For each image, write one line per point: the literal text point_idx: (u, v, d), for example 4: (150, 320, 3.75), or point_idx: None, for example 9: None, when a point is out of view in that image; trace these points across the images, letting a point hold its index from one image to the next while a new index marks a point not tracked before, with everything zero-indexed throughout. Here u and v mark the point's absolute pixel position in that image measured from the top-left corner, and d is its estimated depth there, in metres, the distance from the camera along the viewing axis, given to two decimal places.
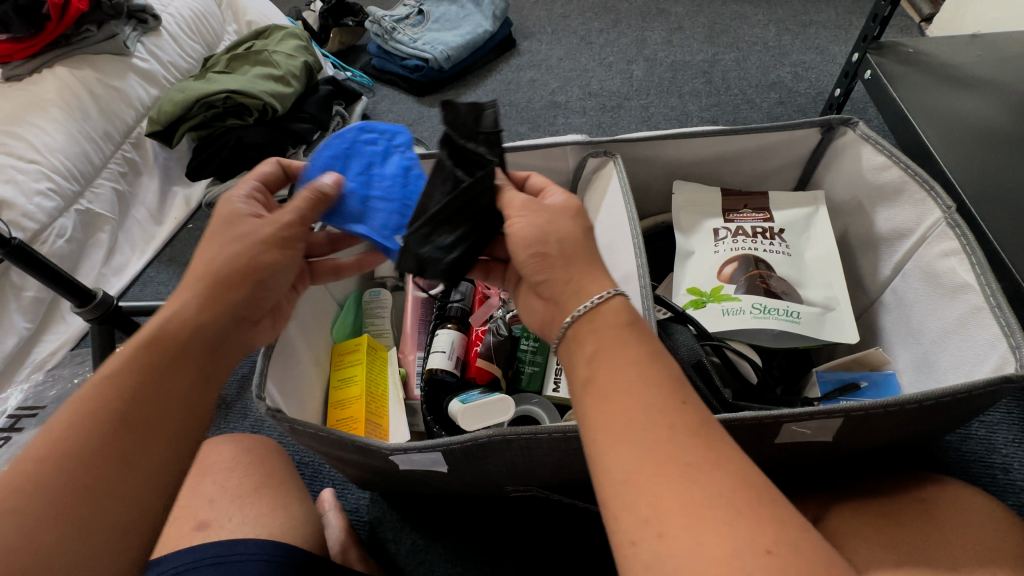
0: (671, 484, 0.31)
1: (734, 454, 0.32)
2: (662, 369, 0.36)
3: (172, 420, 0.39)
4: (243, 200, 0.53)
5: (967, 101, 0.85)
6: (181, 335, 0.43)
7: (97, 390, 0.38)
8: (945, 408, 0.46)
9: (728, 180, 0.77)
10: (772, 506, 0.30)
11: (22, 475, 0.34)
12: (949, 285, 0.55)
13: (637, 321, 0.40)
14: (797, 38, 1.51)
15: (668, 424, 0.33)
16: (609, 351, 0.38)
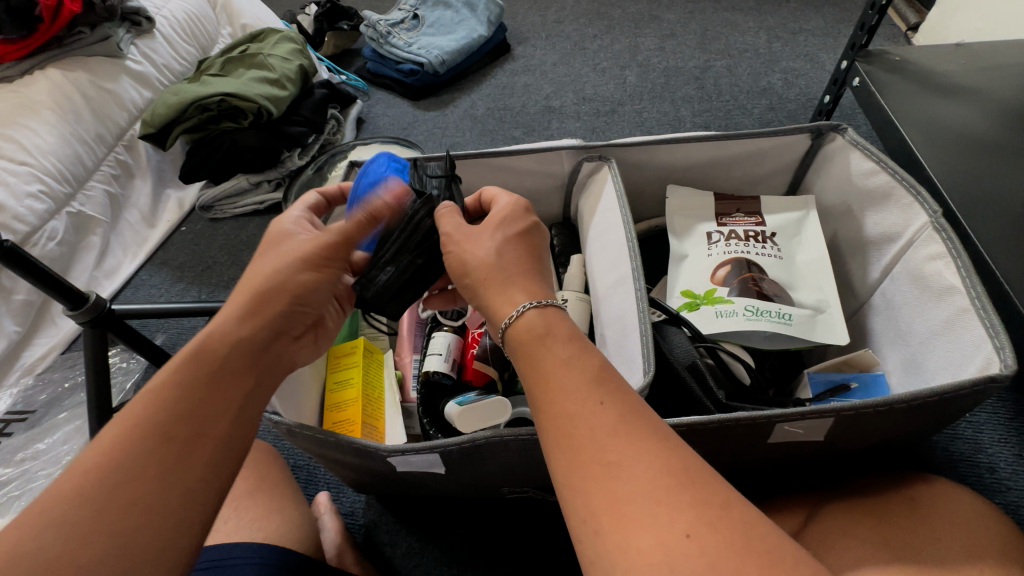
0: (597, 484, 0.33)
1: (656, 442, 0.35)
2: (583, 371, 0.38)
3: (215, 432, 0.41)
4: (293, 221, 0.55)
5: (952, 108, 0.87)
6: (221, 347, 0.45)
7: (142, 405, 0.41)
8: (933, 408, 0.47)
9: (721, 185, 0.79)
10: (694, 488, 0.32)
11: (76, 485, 0.37)
12: (936, 288, 0.56)
13: (554, 328, 0.42)
14: (787, 45, 1.53)
15: (591, 426, 0.36)
16: (534, 363, 0.40)
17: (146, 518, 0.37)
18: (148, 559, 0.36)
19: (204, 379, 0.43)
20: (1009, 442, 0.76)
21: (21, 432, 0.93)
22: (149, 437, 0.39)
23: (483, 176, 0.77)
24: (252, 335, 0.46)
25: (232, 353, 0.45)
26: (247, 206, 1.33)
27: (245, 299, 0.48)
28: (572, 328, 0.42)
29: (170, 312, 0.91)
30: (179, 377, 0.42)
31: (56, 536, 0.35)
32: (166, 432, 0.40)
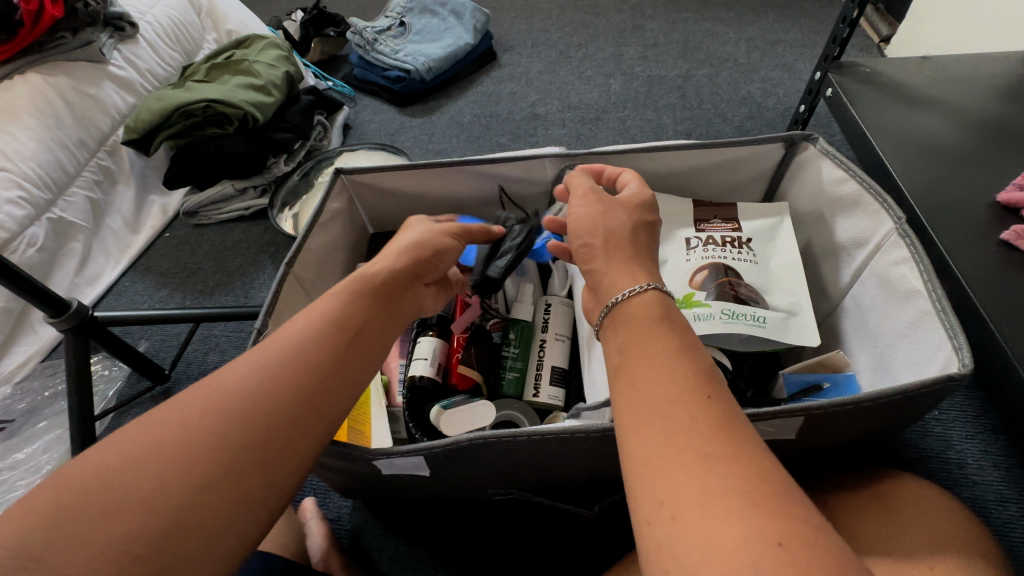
0: (688, 471, 0.33)
1: (756, 450, 0.34)
2: (691, 363, 0.38)
3: (294, 412, 0.41)
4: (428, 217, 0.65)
5: (919, 118, 0.91)
6: (331, 316, 0.47)
7: (308, 321, 0.46)
8: (896, 407, 0.49)
9: (700, 191, 0.81)
10: (790, 502, 0.31)
11: (239, 376, 0.41)
12: (901, 291, 0.58)
13: (668, 314, 0.43)
14: (766, 55, 1.58)
15: (691, 416, 0.35)
16: (637, 339, 0.41)
17: (225, 490, 0.37)
18: (270, 464, 0.39)
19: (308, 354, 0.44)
20: (976, 438, 0.79)
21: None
22: (246, 401, 0.40)
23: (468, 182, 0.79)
24: (383, 288, 0.51)
25: (329, 331, 0.46)
26: (233, 212, 1.32)
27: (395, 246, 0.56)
28: (683, 317, 0.43)
29: (154, 318, 0.91)
30: (289, 342, 0.44)
31: (213, 416, 0.39)
32: (263, 401, 0.41)
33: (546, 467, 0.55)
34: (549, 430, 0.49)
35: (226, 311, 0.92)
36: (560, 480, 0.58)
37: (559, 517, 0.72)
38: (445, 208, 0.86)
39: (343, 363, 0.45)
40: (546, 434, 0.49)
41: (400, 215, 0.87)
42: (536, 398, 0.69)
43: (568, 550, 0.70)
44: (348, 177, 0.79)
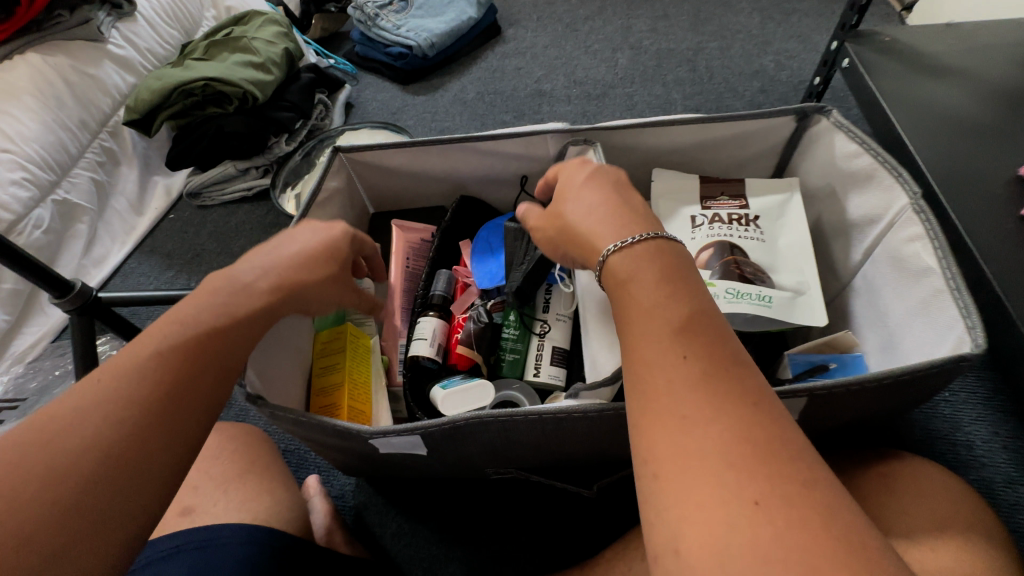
0: (667, 433, 0.33)
1: (740, 404, 0.33)
2: (669, 321, 0.37)
3: (172, 410, 0.38)
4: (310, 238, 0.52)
5: (939, 89, 0.87)
6: (173, 347, 0.40)
7: (196, 322, 0.42)
8: (902, 388, 0.48)
9: (707, 167, 0.78)
10: (772, 458, 0.31)
11: (122, 372, 0.38)
12: (914, 269, 0.56)
13: (644, 271, 0.40)
14: (780, 26, 1.52)
15: (668, 378, 0.35)
16: (623, 303, 0.41)
17: (93, 495, 0.34)
18: (143, 470, 0.36)
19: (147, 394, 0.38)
20: (987, 420, 0.77)
21: (12, 420, 0.94)
22: (104, 420, 0.36)
23: (468, 159, 0.78)
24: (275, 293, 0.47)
25: (169, 364, 0.39)
26: (235, 193, 1.32)
27: (264, 261, 0.48)
28: (661, 269, 0.40)
29: (159, 300, 0.91)
30: (138, 363, 0.39)
31: (87, 417, 0.36)
32: (143, 398, 0.37)
33: (544, 447, 0.54)
34: (546, 409, 0.48)
35: None
36: (559, 459, 0.58)
37: (559, 495, 0.72)
38: (446, 186, 0.84)
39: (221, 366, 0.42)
40: (543, 414, 0.48)
41: (400, 195, 0.86)
42: (537, 377, 0.69)
43: (569, 529, 0.70)
44: (347, 155, 0.78)
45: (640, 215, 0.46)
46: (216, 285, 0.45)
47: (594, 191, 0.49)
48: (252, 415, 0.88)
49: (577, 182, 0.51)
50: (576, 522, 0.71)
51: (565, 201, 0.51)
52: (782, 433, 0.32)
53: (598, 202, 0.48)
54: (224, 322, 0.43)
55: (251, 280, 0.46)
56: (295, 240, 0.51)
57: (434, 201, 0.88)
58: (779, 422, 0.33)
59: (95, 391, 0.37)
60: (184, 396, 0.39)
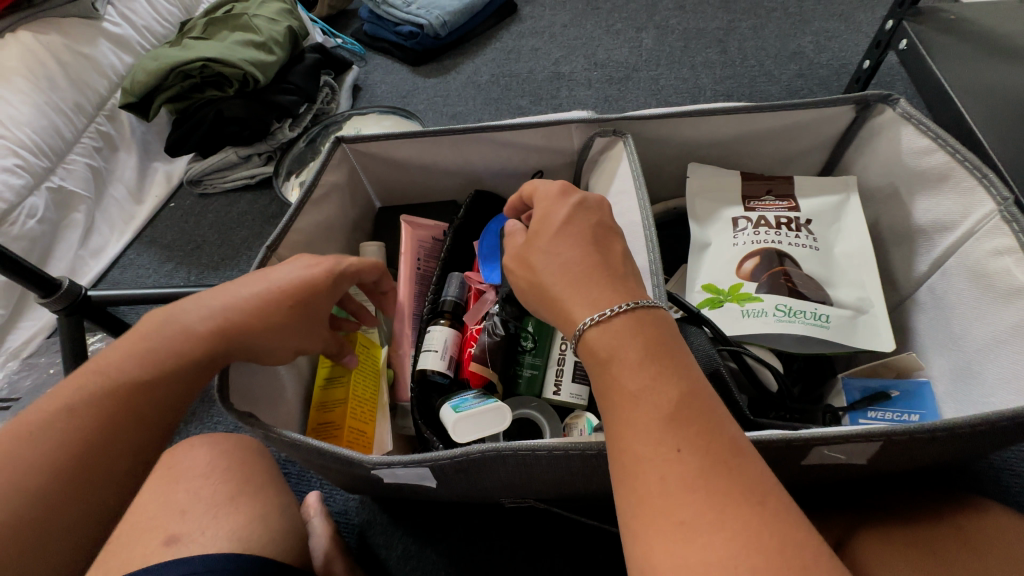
0: (667, 542, 0.30)
1: (744, 504, 0.30)
2: (655, 408, 0.34)
3: (96, 446, 0.44)
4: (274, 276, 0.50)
5: (1016, 75, 0.76)
6: (113, 404, 0.45)
7: (128, 359, 0.46)
8: (990, 435, 0.41)
9: (749, 162, 0.70)
10: (787, 573, 0.28)
11: (67, 409, 0.45)
12: (1003, 288, 0.49)
13: (625, 346, 0.36)
14: (820, 3, 1.40)
15: (663, 478, 0.32)
16: (607, 383, 0.37)
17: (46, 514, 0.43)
18: (86, 491, 0.44)
19: (78, 447, 0.44)
20: None
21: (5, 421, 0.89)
22: (49, 453, 0.43)
23: (483, 150, 0.71)
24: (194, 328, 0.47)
25: (99, 411, 0.45)
26: (237, 181, 1.26)
27: (213, 298, 0.49)
28: (644, 345, 0.36)
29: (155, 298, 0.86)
30: (73, 408, 0.45)
31: (35, 450, 0.43)
32: (79, 437, 0.44)
33: (567, 483, 0.48)
34: (573, 445, 0.42)
35: None
36: (583, 495, 0.52)
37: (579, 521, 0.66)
38: (459, 180, 0.77)
39: (151, 399, 0.46)
40: (568, 449, 0.42)
41: (409, 189, 0.79)
42: (557, 396, 0.62)
43: (589, 560, 0.64)
44: (350, 146, 0.71)
45: (624, 277, 0.41)
46: (155, 327, 0.48)
47: (567, 245, 0.43)
48: None
49: (555, 222, 0.45)
50: (595, 553, 0.65)
51: (538, 248, 0.45)
52: (791, 531, 0.30)
53: (574, 257, 0.42)
54: (163, 377, 0.46)
55: (209, 328, 0.47)
56: (249, 283, 0.49)
57: (446, 196, 0.81)
58: (787, 520, 0.30)
59: (34, 436, 0.44)
60: (113, 439, 0.44)
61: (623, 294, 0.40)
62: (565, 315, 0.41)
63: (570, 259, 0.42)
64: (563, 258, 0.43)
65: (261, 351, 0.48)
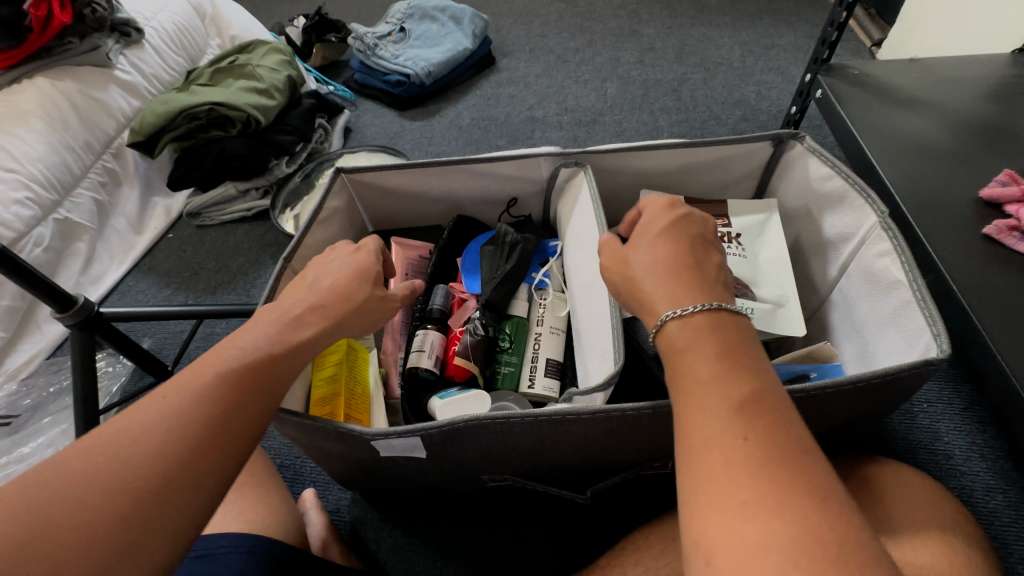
0: (725, 520, 0.32)
1: (804, 496, 0.31)
2: (726, 399, 0.35)
3: (222, 418, 0.42)
4: (319, 277, 0.55)
5: (910, 118, 0.92)
6: (222, 383, 0.43)
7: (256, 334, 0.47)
8: (874, 393, 0.51)
9: (692, 188, 0.83)
10: (841, 566, 0.29)
11: (191, 380, 0.43)
12: (885, 281, 0.60)
13: (705, 342, 0.38)
14: (760, 59, 1.60)
15: (727, 463, 0.33)
16: (679, 373, 0.39)
17: (157, 497, 0.38)
18: (201, 470, 0.40)
19: (194, 424, 0.41)
20: (964, 430, 0.79)
21: (4, 437, 0.93)
22: (165, 428, 0.40)
23: (466, 179, 0.82)
24: (281, 309, 0.50)
25: (226, 383, 0.43)
26: (235, 213, 1.35)
27: (296, 295, 0.52)
28: (719, 343, 0.38)
29: (160, 315, 0.92)
30: (200, 379, 0.43)
31: (156, 423, 0.40)
32: (201, 409, 0.42)
33: (539, 452, 0.56)
34: (542, 413, 0.50)
35: (227, 308, 0.94)
36: (553, 466, 0.60)
37: (554, 506, 0.73)
38: (444, 206, 0.88)
39: (272, 371, 0.46)
40: (537, 416, 0.50)
41: (399, 214, 0.89)
42: (531, 389, 0.70)
43: (563, 540, 0.71)
44: (348, 176, 0.81)
45: (712, 280, 0.43)
46: (268, 315, 0.50)
47: (666, 243, 0.45)
48: None
49: (654, 228, 0.47)
50: (570, 535, 0.72)
51: (636, 250, 0.47)
52: (850, 528, 0.31)
53: (665, 257, 0.44)
54: (263, 357, 0.46)
55: (299, 313, 0.50)
56: (323, 267, 0.56)
57: (431, 220, 0.91)
58: (846, 519, 0.31)
59: (152, 407, 0.41)
60: (236, 412, 0.43)
61: (709, 295, 0.41)
62: (649, 312, 0.43)
63: (662, 257, 0.45)
64: (658, 252, 0.45)
65: (352, 325, 0.54)
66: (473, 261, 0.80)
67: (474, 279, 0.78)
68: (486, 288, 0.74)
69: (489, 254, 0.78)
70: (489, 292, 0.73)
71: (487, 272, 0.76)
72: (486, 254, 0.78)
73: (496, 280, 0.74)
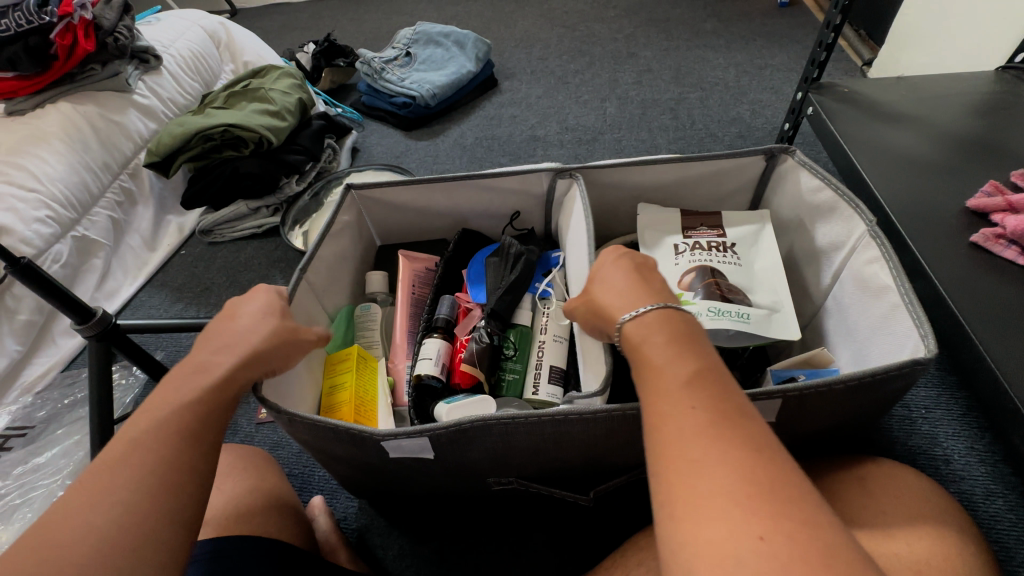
0: (678, 476, 0.34)
1: (746, 448, 0.34)
2: (676, 374, 0.39)
3: (180, 454, 0.41)
4: (214, 345, 0.49)
5: (898, 133, 0.96)
6: (173, 420, 0.42)
7: (185, 374, 0.46)
8: (865, 390, 0.53)
9: (687, 201, 0.86)
10: (779, 504, 0.31)
11: (133, 429, 0.41)
12: (875, 287, 0.62)
13: (657, 332, 0.43)
14: (755, 79, 1.66)
15: (678, 427, 0.36)
16: (640, 361, 0.43)
17: (130, 545, 0.36)
18: (170, 508, 0.39)
19: (150, 467, 0.39)
20: (963, 435, 0.80)
21: (19, 448, 0.94)
22: (121, 480, 0.38)
23: (471, 193, 0.85)
24: (193, 365, 0.47)
25: (179, 418, 0.43)
26: (245, 230, 1.39)
27: (203, 346, 0.49)
28: (669, 332, 0.43)
29: (173, 327, 0.95)
30: (147, 424, 0.42)
31: (108, 478, 0.38)
32: (155, 453, 0.40)
33: (543, 453, 0.58)
34: (544, 412, 0.52)
35: None
36: (558, 467, 0.62)
37: (559, 511, 0.75)
38: (449, 220, 0.91)
39: (219, 397, 0.45)
40: (541, 416, 0.52)
41: (406, 228, 0.93)
42: (536, 396, 0.72)
43: (568, 545, 0.72)
44: (358, 192, 0.84)
45: (661, 291, 0.49)
46: (181, 369, 0.47)
47: (621, 267, 0.53)
48: (259, 435, 0.91)
49: (607, 260, 0.55)
50: (575, 540, 0.73)
51: (595, 280, 0.54)
52: (788, 475, 0.33)
53: (620, 276, 0.52)
54: (206, 390, 0.45)
55: (207, 361, 0.47)
56: (211, 330, 0.51)
57: (437, 234, 0.95)
58: (783, 467, 0.33)
59: (100, 466, 0.39)
60: (193, 442, 0.42)
61: (653, 297, 0.47)
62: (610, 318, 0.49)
63: (617, 278, 0.52)
64: (612, 277, 0.52)
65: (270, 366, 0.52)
66: (479, 271, 0.82)
67: (480, 288, 0.80)
68: (493, 297, 0.76)
69: (495, 265, 0.81)
70: (495, 301, 0.75)
71: (493, 282, 0.79)
72: (492, 264, 0.81)
73: (501, 289, 0.77)
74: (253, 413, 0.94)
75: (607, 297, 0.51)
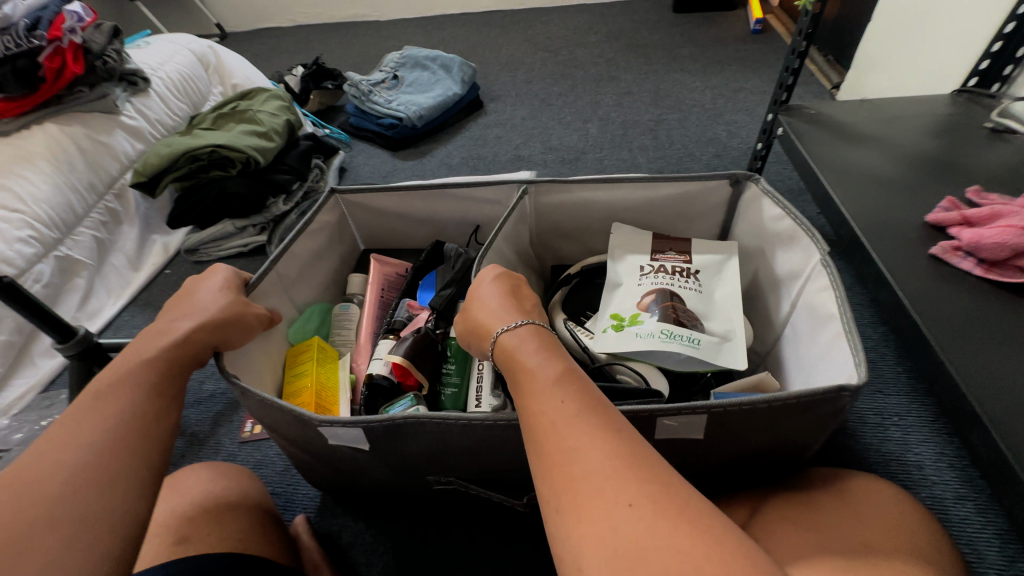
0: (556, 464, 0.36)
1: (609, 428, 0.37)
2: (546, 374, 0.42)
3: (147, 399, 0.48)
4: (174, 316, 0.55)
5: (862, 151, 1.01)
6: (140, 373, 0.49)
7: (144, 344, 0.52)
8: (794, 410, 0.54)
9: (657, 221, 0.89)
10: (642, 471, 0.34)
11: (102, 383, 0.48)
12: (824, 314, 0.65)
13: (527, 341, 0.46)
14: (730, 101, 1.72)
15: (551, 420, 0.39)
16: (516, 371, 0.45)
17: (107, 465, 0.42)
18: (139, 441, 0.44)
19: (123, 408, 0.46)
20: (932, 441, 0.83)
21: None
22: (99, 420, 0.44)
23: (453, 205, 0.87)
24: (156, 332, 0.54)
25: (144, 373, 0.49)
26: (231, 249, 1.39)
27: (165, 317, 0.56)
28: (538, 341, 0.46)
29: None
30: (116, 378, 0.48)
31: (84, 419, 0.44)
32: (127, 398, 0.47)
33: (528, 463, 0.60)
34: (475, 417, 0.52)
35: None
36: None
37: None
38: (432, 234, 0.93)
39: (179, 361, 0.52)
40: (469, 421, 0.53)
41: (390, 236, 0.95)
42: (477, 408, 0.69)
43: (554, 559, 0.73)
44: (342, 196, 0.86)
45: (530, 310, 0.52)
46: (142, 340, 0.53)
47: (490, 286, 0.55)
48: (242, 454, 0.91)
49: (479, 279, 0.57)
50: None
51: (468, 300, 0.55)
52: (643, 447, 0.37)
53: (491, 294, 0.53)
54: (167, 350, 0.52)
55: (169, 325, 0.54)
56: (171, 309, 0.57)
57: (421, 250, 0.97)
58: (639, 440, 0.37)
59: (76, 410, 0.45)
60: (158, 393, 0.49)
61: (516, 314, 0.50)
62: (484, 336, 0.50)
63: (486, 297, 0.53)
64: (482, 295, 0.54)
65: (229, 336, 0.58)
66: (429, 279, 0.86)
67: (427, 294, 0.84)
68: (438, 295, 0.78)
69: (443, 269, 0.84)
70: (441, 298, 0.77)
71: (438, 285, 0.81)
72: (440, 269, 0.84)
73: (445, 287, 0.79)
74: (236, 432, 0.94)
75: (480, 316, 0.52)
